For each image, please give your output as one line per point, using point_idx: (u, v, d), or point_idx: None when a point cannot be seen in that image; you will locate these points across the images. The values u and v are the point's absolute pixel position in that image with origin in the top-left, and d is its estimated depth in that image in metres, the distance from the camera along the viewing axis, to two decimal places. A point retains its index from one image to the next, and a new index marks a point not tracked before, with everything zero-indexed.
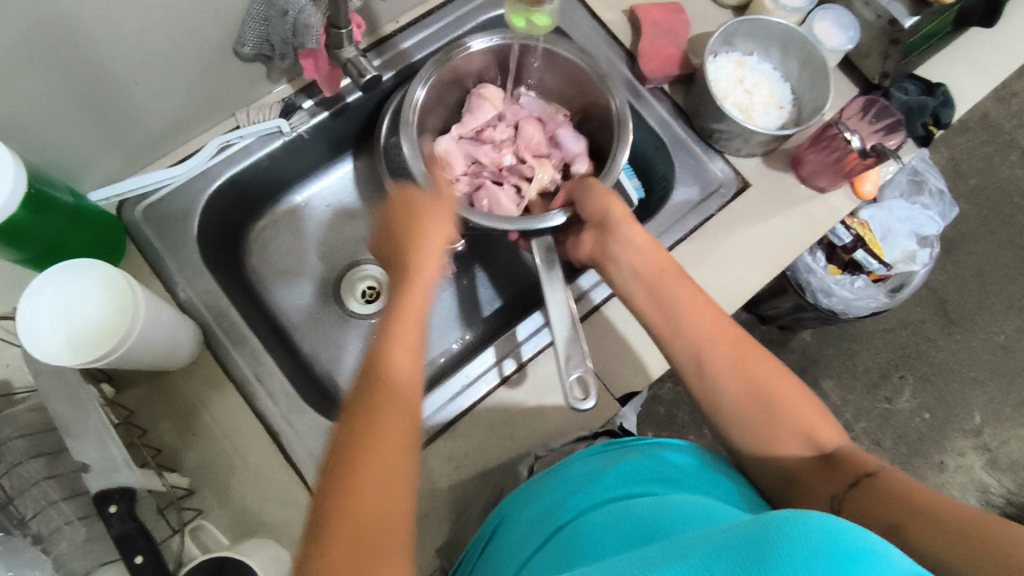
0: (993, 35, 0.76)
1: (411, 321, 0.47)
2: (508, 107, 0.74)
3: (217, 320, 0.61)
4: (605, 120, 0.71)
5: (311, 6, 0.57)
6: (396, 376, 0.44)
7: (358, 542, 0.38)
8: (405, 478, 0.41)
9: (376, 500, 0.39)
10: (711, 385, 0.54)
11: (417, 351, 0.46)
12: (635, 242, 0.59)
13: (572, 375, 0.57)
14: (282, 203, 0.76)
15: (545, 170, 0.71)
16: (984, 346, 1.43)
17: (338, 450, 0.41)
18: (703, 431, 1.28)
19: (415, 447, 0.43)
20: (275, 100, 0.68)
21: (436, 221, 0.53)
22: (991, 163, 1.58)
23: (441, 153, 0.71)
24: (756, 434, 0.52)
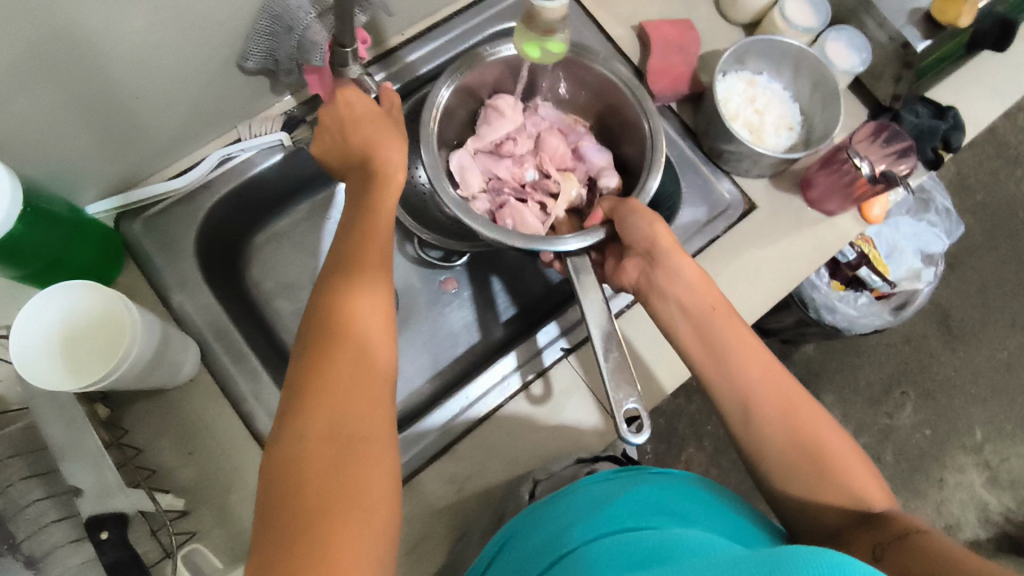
0: (1007, 57, 0.75)
1: (372, 250, 0.50)
2: (529, 120, 0.72)
3: (217, 335, 0.60)
4: (632, 132, 0.68)
5: (316, 22, 0.59)
6: (353, 299, 0.47)
7: (334, 437, 0.41)
8: (354, 398, 0.43)
9: (323, 417, 0.42)
10: (755, 431, 0.54)
11: (377, 279, 0.49)
12: (686, 276, 0.59)
13: (625, 405, 0.54)
14: (284, 215, 0.74)
15: (570, 184, 0.70)
16: (986, 362, 1.43)
17: (305, 353, 0.44)
18: (703, 444, 1.27)
19: (369, 370, 0.44)
20: (277, 113, 0.67)
21: (386, 138, 0.55)
22: (998, 178, 1.56)
23: (458, 170, 0.69)
24: (803, 482, 0.52)
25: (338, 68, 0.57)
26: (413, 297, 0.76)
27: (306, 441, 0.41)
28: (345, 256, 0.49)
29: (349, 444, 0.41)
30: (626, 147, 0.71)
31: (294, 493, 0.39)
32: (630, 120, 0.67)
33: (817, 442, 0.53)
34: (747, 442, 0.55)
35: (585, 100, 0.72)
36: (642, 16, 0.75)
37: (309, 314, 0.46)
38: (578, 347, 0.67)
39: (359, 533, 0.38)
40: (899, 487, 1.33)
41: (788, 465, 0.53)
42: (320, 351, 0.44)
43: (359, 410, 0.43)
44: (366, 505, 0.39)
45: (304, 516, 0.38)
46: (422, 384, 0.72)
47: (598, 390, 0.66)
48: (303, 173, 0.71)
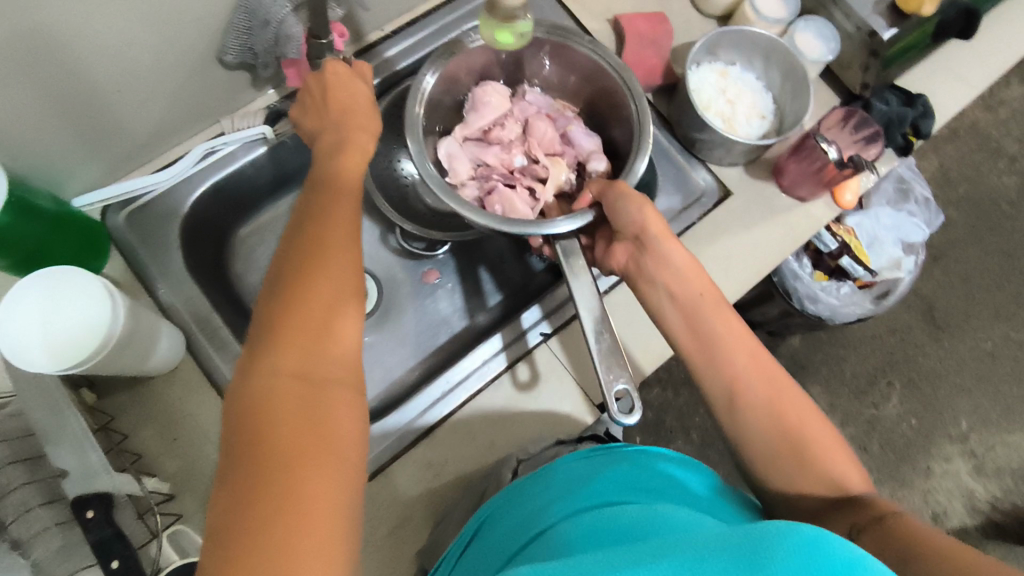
0: (974, 47, 0.77)
1: (343, 213, 0.51)
2: (516, 105, 0.73)
3: (201, 326, 0.62)
4: (619, 116, 0.70)
5: (291, 16, 0.59)
6: (323, 255, 0.48)
7: (304, 382, 0.43)
8: (320, 349, 0.45)
9: (290, 364, 0.43)
10: (740, 419, 0.55)
11: (349, 240, 0.50)
12: (676, 264, 0.59)
13: (615, 387, 0.56)
14: (268, 208, 0.76)
15: (559, 169, 0.71)
16: (970, 352, 1.44)
17: (275, 298, 0.46)
18: (691, 436, 1.28)
19: (336, 324, 0.46)
20: (260, 108, 0.68)
21: (361, 125, 0.56)
22: (980, 171, 1.59)
23: (446, 157, 0.71)
24: (784, 470, 0.54)
25: (315, 59, 0.58)
26: (396, 289, 0.78)
27: (276, 382, 0.42)
28: (317, 215, 0.50)
29: (317, 388, 0.43)
30: (615, 130, 0.72)
31: (263, 433, 0.40)
32: (619, 104, 0.68)
33: (799, 430, 0.54)
34: (731, 427, 0.56)
35: (574, 82, 0.73)
36: (618, 10, 0.76)
37: (279, 262, 0.48)
38: (559, 331, 0.69)
39: (328, 470, 0.40)
40: (885, 477, 1.34)
41: (770, 451, 0.54)
42: (291, 296, 0.45)
43: (329, 360, 0.45)
44: (334, 446, 0.41)
45: (274, 452, 0.40)
46: (405, 372, 0.73)
47: (573, 375, 0.67)
48: (286, 167, 0.72)
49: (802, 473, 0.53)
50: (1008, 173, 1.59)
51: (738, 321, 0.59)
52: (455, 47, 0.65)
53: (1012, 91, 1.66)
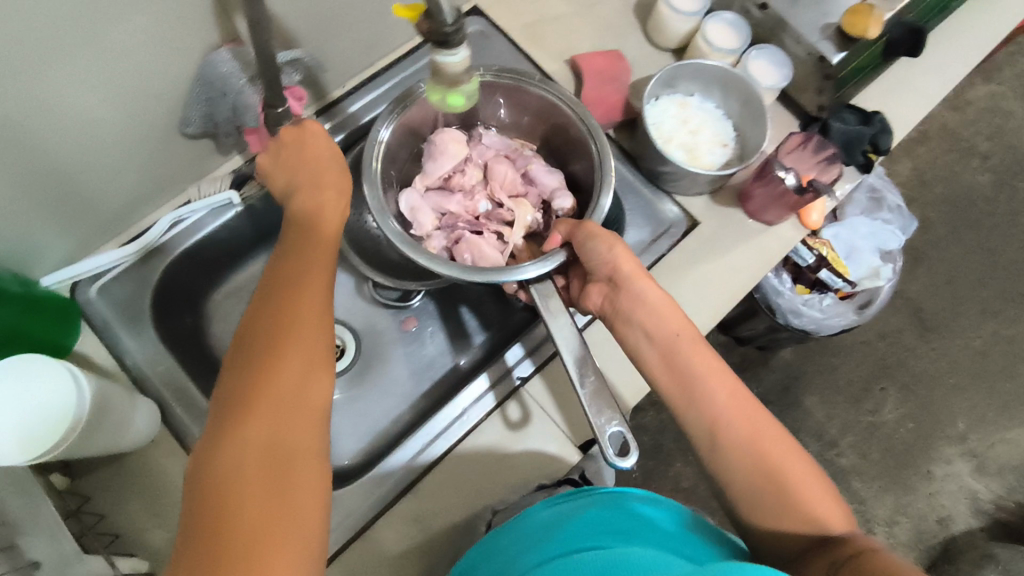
0: (926, 61, 0.78)
1: (317, 274, 0.52)
2: (473, 150, 0.74)
3: (178, 397, 0.62)
4: (581, 154, 0.71)
5: (248, 86, 0.59)
6: (295, 320, 0.48)
7: (271, 455, 0.43)
8: (291, 418, 0.45)
9: (258, 438, 0.43)
10: (722, 457, 0.56)
11: (321, 301, 0.50)
12: (652, 302, 0.59)
13: (609, 429, 0.55)
14: (241, 269, 0.75)
15: (523, 211, 0.72)
16: (962, 352, 1.44)
17: (245, 371, 0.46)
18: (690, 457, 1.28)
19: (308, 391, 0.46)
20: (225, 173, 0.68)
21: (329, 190, 0.58)
22: (954, 171, 1.61)
23: (410, 210, 0.71)
24: (765, 505, 0.54)
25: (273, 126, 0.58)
26: (375, 338, 0.77)
27: (243, 460, 0.42)
28: (290, 276, 0.51)
29: (284, 466, 0.43)
30: (576, 164, 0.73)
31: (228, 510, 0.41)
32: (578, 140, 0.69)
33: (778, 467, 0.54)
34: (714, 465, 0.56)
35: (530, 121, 0.74)
36: (575, 49, 0.77)
37: (250, 331, 0.48)
38: (534, 374, 0.68)
39: (292, 555, 0.40)
40: (888, 484, 1.33)
41: (752, 490, 0.54)
42: (261, 370, 0.45)
43: (299, 430, 0.45)
44: (296, 530, 0.42)
45: (237, 538, 0.40)
46: (387, 424, 0.73)
47: (552, 415, 0.66)
48: (257, 228, 0.72)
49: (782, 511, 0.53)
50: (982, 171, 1.61)
51: (714, 357, 0.59)
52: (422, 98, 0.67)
53: (977, 90, 1.70)
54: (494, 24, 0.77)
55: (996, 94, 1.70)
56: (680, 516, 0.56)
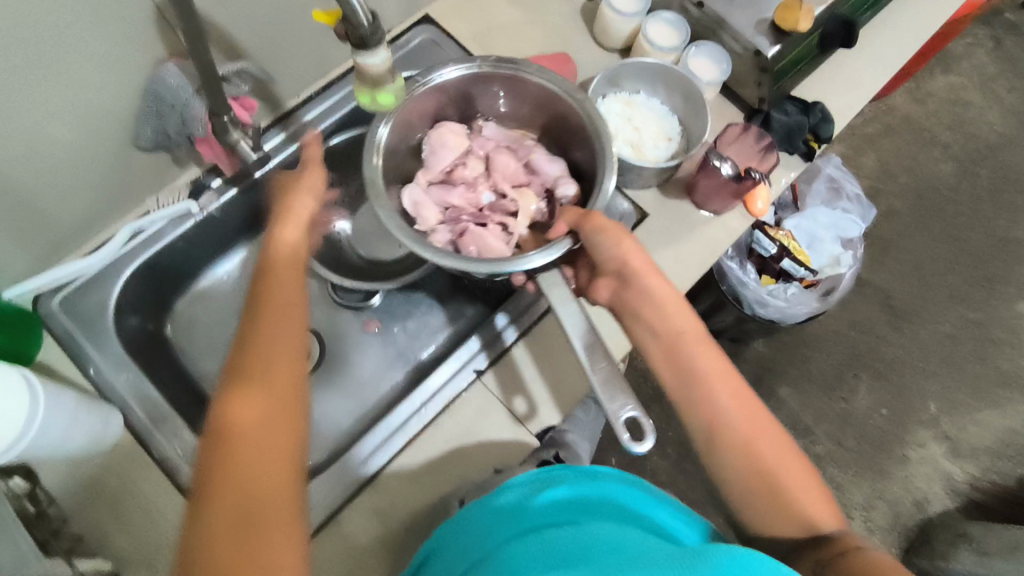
0: (862, 52, 0.81)
1: (283, 320, 0.50)
2: (474, 143, 0.75)
3: (142, 401, 0.63)
4: (580, 142, 0.72)
5: (196, 98, 0.60)
6: (260, 372, 0.47)
7: (242, 516, 0.41)
8: (264, 474, 0.43)
9: (228, 498, 0.42)
10: (717, 453, 0.57)
11: (290, 347, 0.49)
12: (655, 295, 0.61)
13: (624, 414, 0.55)
14: (203, 278, 0.77)
15: (527, 200, 0.73)
16: (932, 337, 1.47)
17: (211, 406, 0.46)
18: (666, 451, 1.30)
19: (280, 445, 0.44)
20: (184, 184, 0.70)
21: (305, 189, 0.61)
22: (917, 161, 1.64)
23: (412, 205, 0.71)
24: (758, 503, 0.55)
25: (220, 135, 0.59)
26: (339, 339, 0.79)
27: (217, 520, 0.41)
28: (257, 325, 0.50)
29: (246, 495, 0.42)
30: (578, 152, 0.74)
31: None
32: (578, 129, 0.71)
33: (773, 467, 0.56)
34: (708, 458, 0.58)
35: (529, 113, 0.76)
36: (523, 52, 0.80)
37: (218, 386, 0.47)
38: (490, 366, 0.70)
39: None
40: (863, 470, 1.35)
41: (743, 485, 0.56)
42: (226, 424, 0.44)
43: (270, 485, 0.43)
44: None
45: (198, 571, 0.39)
46: (352, 424, 0.74)
47: (507, 407, 0.68)
48: (218, 237, 0.74)
49: (775, 511, 0.55)
50: (944, 160, 1.65)
51: (716, 355, 0.61)
52: (423, 88, 0.69)
53: (937, 82, 1.74)
54: (445, 32, 0.80)
55: (955, 85, 1.74)
56: (702, 533, 0.55)
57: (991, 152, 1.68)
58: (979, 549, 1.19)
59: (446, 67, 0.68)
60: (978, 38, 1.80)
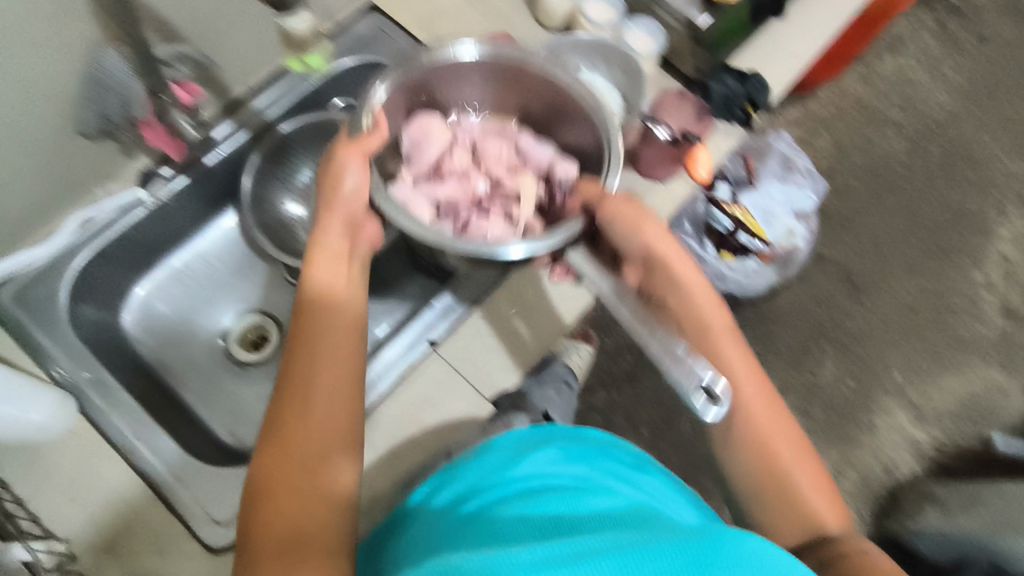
0: (795, 23, 0.84)
1: (329, 342, 0.53)
2: (458, 133, 0.70)
3: (96, 387, 0.63)
4: (576, 124, 0.67)
5: (134, 81, 0.63)
6: (310, 393, 0.50)
7: (288, 538, 0.44)
8: (313, 497, 0.47)
9: (280, 518, 0.45)
10: (733, 438, 0.58)
11: (335, 369, 0.52)
12: (687, 281, 0.61)
13: (702, 379, 0.53)
14: (158, 267, 0.77)
15: (527, 183, 0.67)
16: (893, 308, 1.51)
17: (275, 419, 0.50)
18: (638, 432, 1.35)
19: (325, 467, 0.48)
20: (133, 172, 0.69)
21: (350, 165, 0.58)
22: (870, 139, 1.69)
23: (407, 200, 0.63)
24: (767, 494, 0.57)
25: (162, 115, 0.65)
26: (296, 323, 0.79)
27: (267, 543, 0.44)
28: (303, 345, 0.53)
29: (297, 521, 0.45)
30: (566, 133, 0.69)
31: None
32: (575, 113, 0.66)
33: (784, 466, 0.57)
34: (722, 444, 0.59)
35: (515, 102, 0.70)
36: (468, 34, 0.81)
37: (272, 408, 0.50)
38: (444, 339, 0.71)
39: None
40: (831, 441, 1.38)
41: (755, 472, 0.57)
42: (278, 452, 0.48)
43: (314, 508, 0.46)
44: None
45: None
46: None
47: (463, 376, 0.70)
48: (171, 225, 0.74)
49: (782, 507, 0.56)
50: (896, 138, 1.70)
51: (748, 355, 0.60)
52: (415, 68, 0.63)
53: (886, 63, 1.79)
54: (390, 18, 0.81)
55: (903, 65, 1.80)
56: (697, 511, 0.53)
57: (940, 128, 1.73)
58: (944, 508, 1.22)
59: (451, 47, 0.63)
60: (923, 20, 1.86)
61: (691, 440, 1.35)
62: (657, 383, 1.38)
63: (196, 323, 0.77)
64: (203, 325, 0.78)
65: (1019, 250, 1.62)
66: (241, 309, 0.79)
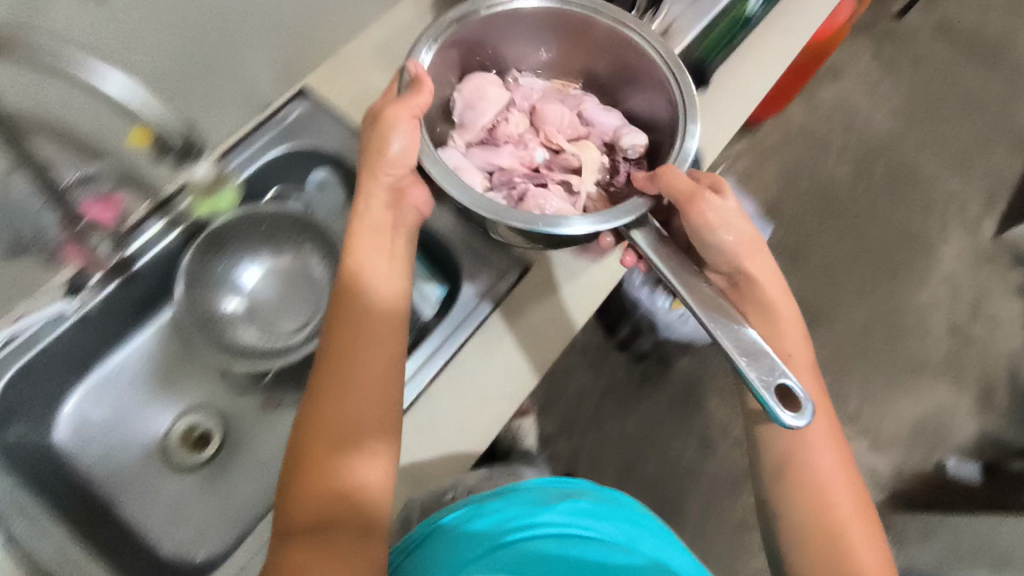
0: (723, 90, 0.87)
1: (370, 328, 0.58)
2: (517, 94, 0.72)
3: (20, 513, 0.60)
4: (647, 92, 0.68)
5: (48, 207, 0.61)
6: (351, 378, 0.56)
7: (318, 519, 0.51)
8: (347, 480, 0.53)
9: (312, 494, 0.52)
10: (794, 478, 0.59)
11: (375, 359, 0.57)
12: (774, 311, 0.61)
13: (776, 382, 0.51)
14: (94, 373, 0.75)
15: (588, 151, 0.69)
16: (845, 334, 1.54)
17: (319, 393, 0.55)
18: (603, 477, 1.34)
19: (361, 453, 0.54)
20: (60, 283, 0.68)
21: (387, 138, 0.57)
22: (816, 167, 1.74)
23: (464, 167, 0.66)
24: (818, 544, 0.57)
25: (83, 242, 0.65)
26: (239, 422, 0.77)
27: (303, 514, 0.52)
28: (346, 324, 0.58)
29: (332, 496, 0.53)
30: (634, 99, 0.70)
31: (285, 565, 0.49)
32: (644, 75, 0.67)
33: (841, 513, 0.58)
34: (779, 480, 0.60)
35: (585, 62, 0.72)
36: None
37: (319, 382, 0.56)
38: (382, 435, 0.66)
39: None
40: None
41: (806, 516, 0.58)
42: (319, 431, 0.54)
43: (347, 497, 0.53)
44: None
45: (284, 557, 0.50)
46: (257, 504, 0.73)
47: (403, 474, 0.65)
48: (103, 331, 0.73)
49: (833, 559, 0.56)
50: (841, 164, 1.75)
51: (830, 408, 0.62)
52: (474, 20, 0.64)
53: (827, 90, 1.85)
54: (321, 101, 0.80)
55: (844, 91, 1.85)
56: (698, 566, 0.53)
57: (881, 151, 1.78)
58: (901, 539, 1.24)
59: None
60: (859, 46, 1.92)
61: (655, 482, 1.36)
62: (619, 426, 1.38)
63: (134, 426, 0.75)
64: (143, 428, 0.75)
65: (963, 268, 1.67)
66: (182, 407, 0.77)
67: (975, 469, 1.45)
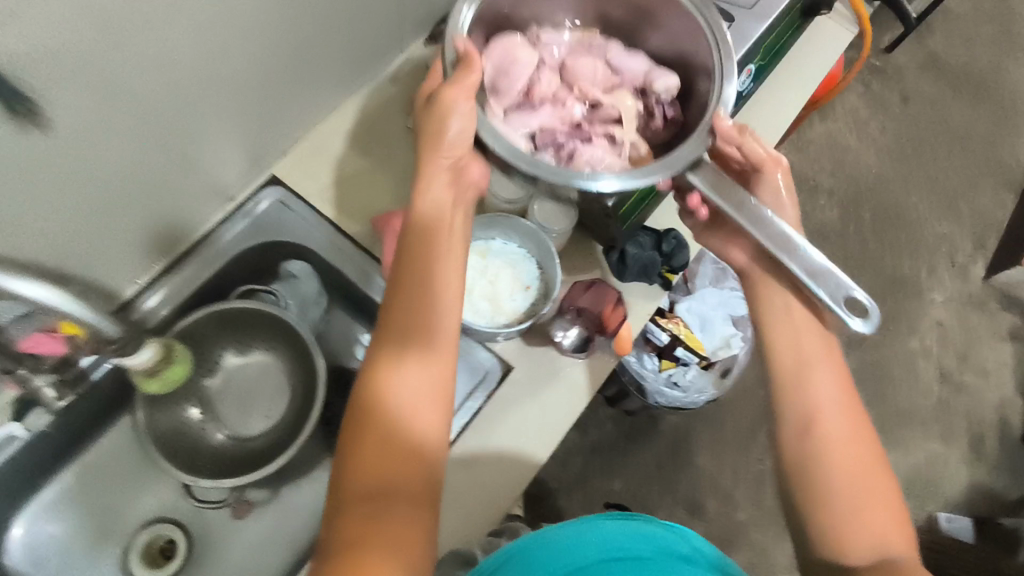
0: None
1: (434, 283, 0.54)
2: (543, 52, 0.70)
3: None
4: (669, 28, 0.68)
5: None
6: (416, 334, 0.53)
7: (373, 489, 0.47)
8: (407, 445, 0.50)
9: (369, 461, 0.48)
10: (808, 441, 0.57)
11: (437, 317, 0.54)
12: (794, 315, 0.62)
13: (844, 295, 0.54)
14: (48, 487, 0.71)
15: (625, 99, 0.68)
16: None
17: (380, 349, 0.52)
18: None
19: (421, 420, 0.51)
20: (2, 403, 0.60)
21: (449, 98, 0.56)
22: (805, 210, 1.72)
23: (512, 131, 0.63)
24: (827, 503, 0.54)
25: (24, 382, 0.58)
26: (205, 531, 0.74)
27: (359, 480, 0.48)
28: (407, 280, 0.54)
29: (388, 463, 0.49)
30: (654, 36, 0.70)
31: (341, 541, 0.45)
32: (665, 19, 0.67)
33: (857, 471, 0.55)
34: (788, 440, 0.58)
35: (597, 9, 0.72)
36: (376, 206, 0.77)
37: (381, 338, 0.53)
38: None
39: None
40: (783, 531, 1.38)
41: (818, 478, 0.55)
42: (379, 392, 0.51)
43: (405, 463, 0.49)
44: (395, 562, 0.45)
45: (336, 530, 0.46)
46: None
47: None
48: (56, 445, 0.68)
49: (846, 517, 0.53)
50: (829, 207, 1.73)
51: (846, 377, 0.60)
52: None
53: (817, 130, 1.82)
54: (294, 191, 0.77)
55: (833, 131, 1.83)
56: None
57: (870, 193, 1.77)
58: None
59: None
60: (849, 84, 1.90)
61: None
62: (606, 485, 1.35)
63: (93, 541, 0.71)
64: (102, 542, 0.72)
65: (952, 312, 1.66)
66: (145, 518, 0.73)
67: (968, 525, 1.42)
